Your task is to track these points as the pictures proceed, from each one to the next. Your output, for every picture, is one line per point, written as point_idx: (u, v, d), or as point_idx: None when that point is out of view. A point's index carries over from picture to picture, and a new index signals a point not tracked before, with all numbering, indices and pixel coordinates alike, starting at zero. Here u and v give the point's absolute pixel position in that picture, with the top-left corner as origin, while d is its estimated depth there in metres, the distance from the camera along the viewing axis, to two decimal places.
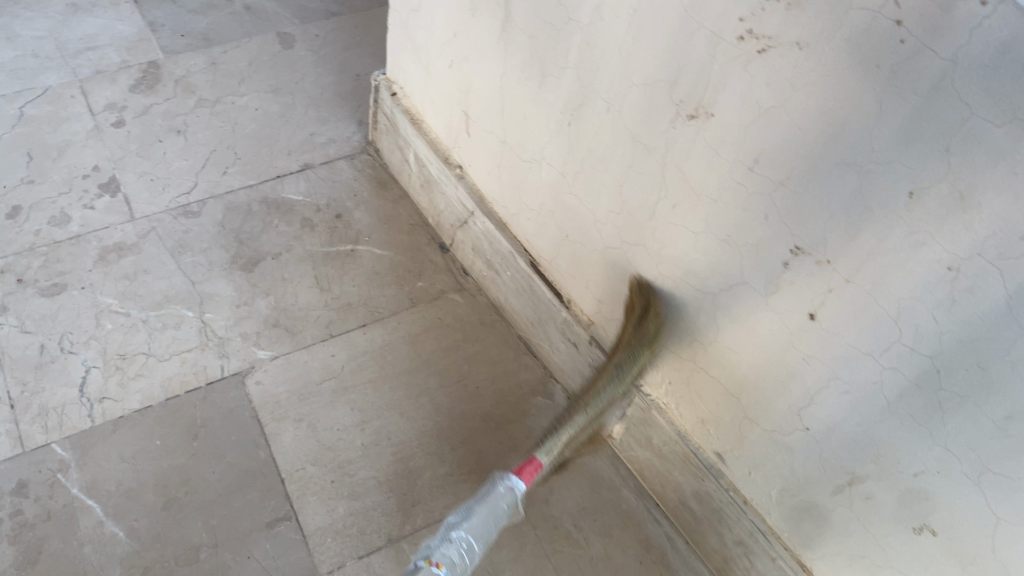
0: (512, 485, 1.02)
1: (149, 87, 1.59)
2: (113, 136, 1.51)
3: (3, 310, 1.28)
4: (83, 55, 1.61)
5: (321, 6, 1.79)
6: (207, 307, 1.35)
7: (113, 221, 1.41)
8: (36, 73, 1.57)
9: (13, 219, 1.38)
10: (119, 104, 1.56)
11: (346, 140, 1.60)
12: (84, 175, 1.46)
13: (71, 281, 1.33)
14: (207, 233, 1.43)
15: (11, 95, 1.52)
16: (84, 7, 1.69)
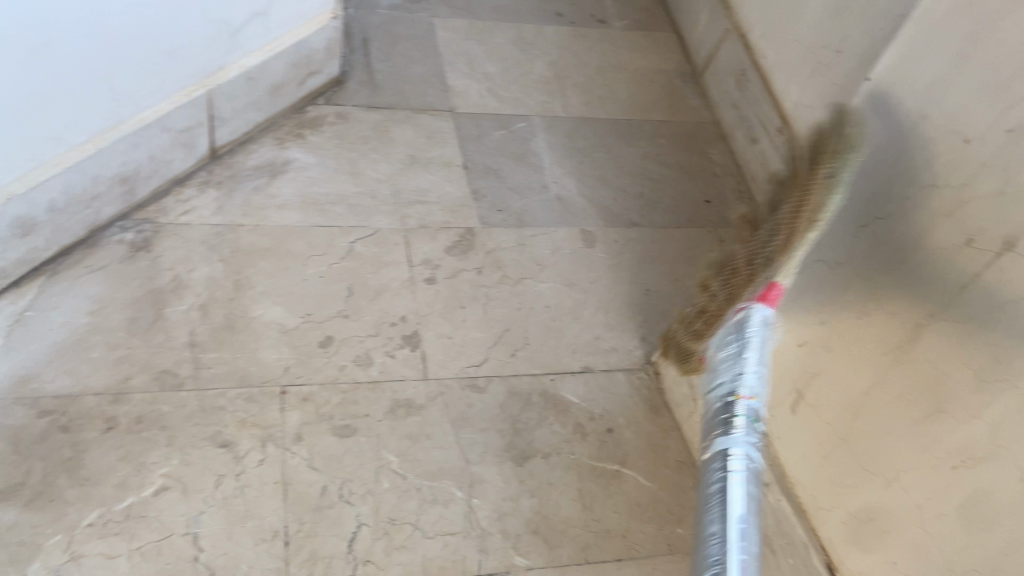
0: (763, 316, 1.07)
1: (462, 252, 1.65)
2: (424, 291, 1.56)
3: (298, 440, 1.30)
4: (412, 207, 1.69)
5: (625, 211, 1.86)
6: (476, 492, 1.34)
7: (409, 375, 1.44)
8: (370, 212, 1.65)
9: (325, 347, 1.42)
10: (433, 261, 1.62)
11: (628, 352, 1.62)
12: (393, 321, 1.50)
13: (361, 427, 1.35)
14: (488, 411, 1.45)
15: (345, 228, 1.60)
16: (420, 160, 1.78)
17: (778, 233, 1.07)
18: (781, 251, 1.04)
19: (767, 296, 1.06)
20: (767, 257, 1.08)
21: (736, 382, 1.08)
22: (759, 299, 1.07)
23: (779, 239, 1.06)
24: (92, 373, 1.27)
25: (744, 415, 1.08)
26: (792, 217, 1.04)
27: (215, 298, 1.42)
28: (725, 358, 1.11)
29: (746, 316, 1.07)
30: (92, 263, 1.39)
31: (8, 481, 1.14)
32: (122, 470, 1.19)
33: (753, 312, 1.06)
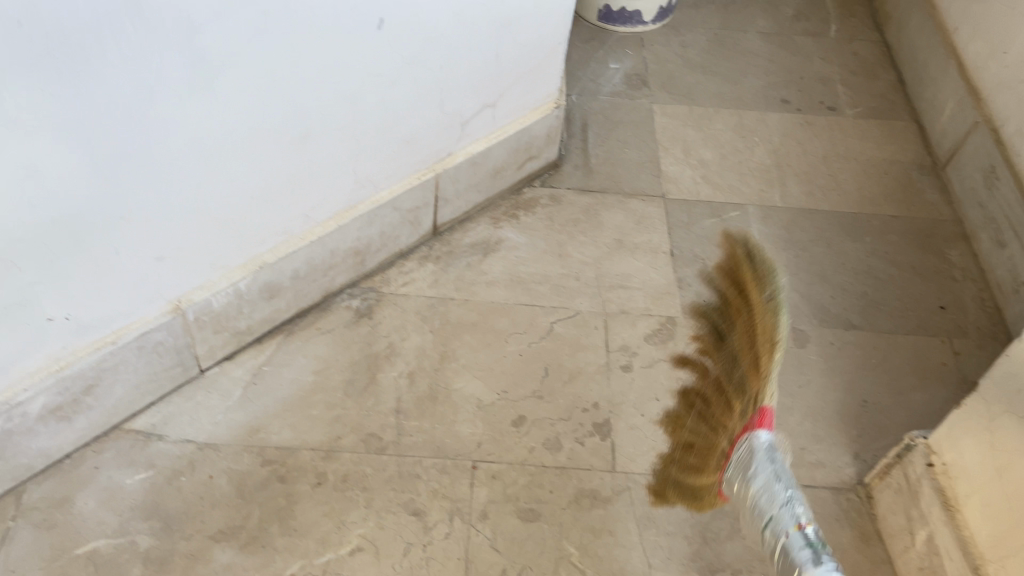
0: (756, 439, 1.04)
1: (663, 341, 1.61)
2: (620, 379, 1.54)
3: (483, 518, 1.33)
4: (615, 291, 1.69)
5: (844, 311, 1.73)
6: None
7: (596, 465, 1.42)
8: (574, 294, 1.67)
9: (517, 427, 1.45)
10: (632, 348, 1.60)
11: (837, 469, 1.48)
12: (585, 407, 1.49)
13: (545, 513, 1.35)
14: (677, 514, 1.38)
15: (548, 308, 1.64)
16: (627, 245, 1.79)
17: (741, 356, 1.15)
18: (756, 377, 1.10)
19: (761, 420, 1.05)
20: (743, 383, 1.14)
21: (795, 509, 0.99)
22: (755, 424, 1.05)
23: (748, 363, 1.12)
24: (310, 429, 1.39)
25: (816, 541, 0.98)
26: (746, 339, 1.14)
27: (422, 368, 1.51)
28: (763, 480, 1.02)
29: (747, 445, 1.05)
30: (321, 325, 1.54)
31: (228, 522, 1.27)
32: (325, 526, 1.29)
33: (762, 439, 1.04)
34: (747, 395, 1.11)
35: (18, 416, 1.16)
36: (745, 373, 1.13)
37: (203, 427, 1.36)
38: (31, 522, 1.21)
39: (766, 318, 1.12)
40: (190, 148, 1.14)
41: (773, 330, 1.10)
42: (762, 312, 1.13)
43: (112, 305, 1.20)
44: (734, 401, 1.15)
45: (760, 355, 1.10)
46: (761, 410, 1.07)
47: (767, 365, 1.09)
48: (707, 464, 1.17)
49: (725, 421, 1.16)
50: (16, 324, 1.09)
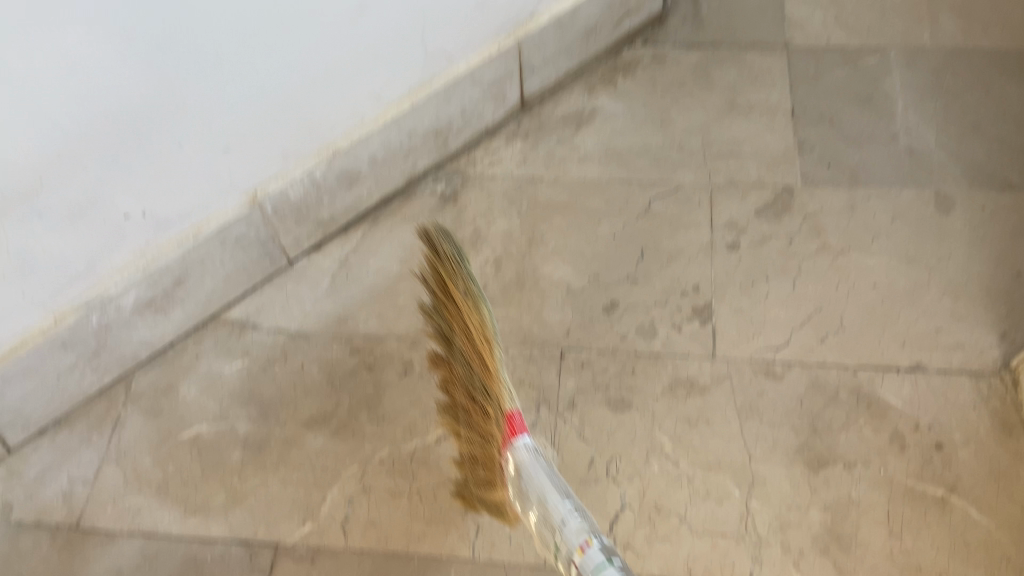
0: (523, 446, 1.02)
1: (776, 215, 1.44)
2: (724, 258, 1.40)
3: (571, 407, 1.27)
4: (723, 161, 1.52)
5: (1002, 170, 1.46)
6: (756, 493, 1.19)
7: (695, 352, 1.31)
8: (675, 166, 1.51)
9: (608, 313, 1.36)
10: (739, 224, 1.43)
11: (978, 352, 1.29)
12: (683, 291, 1.37)
13: (637, 403, 1.27)
14: (784, 403, 1.26)
15: (646, 183, 1.50)
16: (740, 107, 1.58)
17: (470, 363, 1.07)
18: (493, 383, 1.04)
19: (512, 427, 1.02)
20: (479, 383, 1.06)
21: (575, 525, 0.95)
22: (508, 436, 1.03)
23: (459, 341, 1.08)
24: (396, 319, 1.38)
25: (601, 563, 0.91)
26: (466, 346, 1.07)
27: (509, 253, 1.44)
28: (543, 500, 0.98)
29: (512, 454, 1.02)
30: (406, 212, 1.49)
31: (319, 409, 1.29)
32: (411, 415, 1.29)
33: (522, 451, 1.01)
34: (491, 400, 1.05)
35: (113, 310, 1.22)
36: (480, 380, 1.07)
37: (294, 317, 1.38)
38: (141, 408, 1.29)
39: (473, 318, 1.07)
40: (219, 29, 1.06)
41: (483, 329, 1.07)
42: (470, 309, 1.07)
43: (187, 200, 1.21)
44: (483, 406, 1.06)
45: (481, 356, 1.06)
46: (509, 417, 1.03)
47: (490, 359, 1.05)
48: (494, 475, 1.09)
49: (485, 432, 1.07)
50: (94, 222, 1.12)
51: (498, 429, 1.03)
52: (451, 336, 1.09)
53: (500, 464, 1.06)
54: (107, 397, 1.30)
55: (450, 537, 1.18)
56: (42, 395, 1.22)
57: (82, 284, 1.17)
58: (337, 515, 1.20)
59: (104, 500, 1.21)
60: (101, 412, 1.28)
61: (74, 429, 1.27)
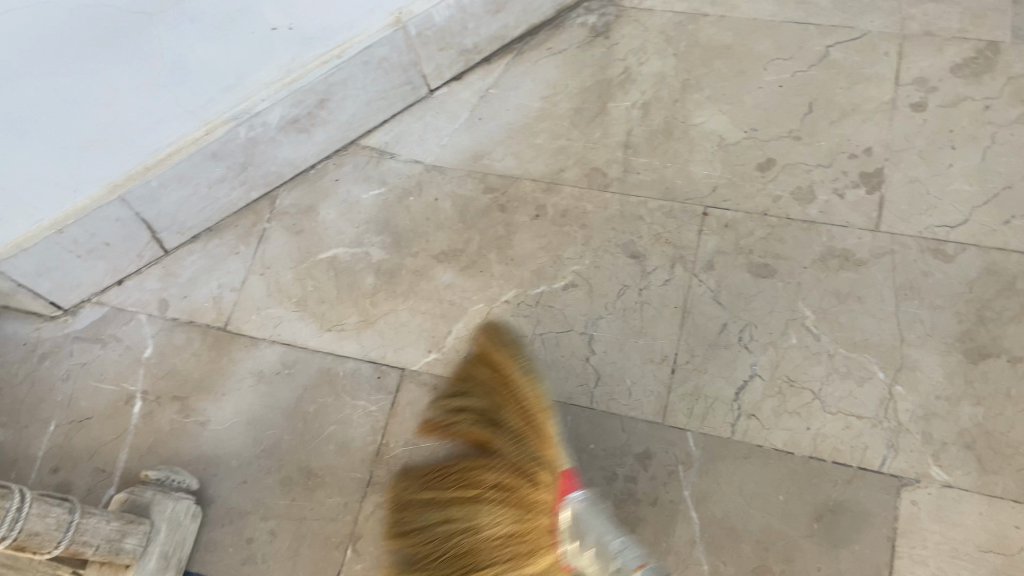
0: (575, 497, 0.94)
1: (976, 73, 1.24)
2: (905, 120, 1.23)
3: (709, 268, 1.20)
4: (922, 5, 1.30)
5: None
6: (902, 379, 1.10)
7: (855, 223, 1.19)
8: (863, 9, 1.32)
9: (762, 172, 1.25)
10: (930, 81, 1.25)
11: None
12: (852, 153, 1.23)
13: (782, 271, 1.18)
14: (949, 286, 1.14)
15: (824, 27, 1.32)
16: None
17: (496, 491, 0.99)
18: (514, 449, 1.00)
19: (566, 484, 0.94)
20: (462, 470, 1.04)
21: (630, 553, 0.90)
22: (561, 494, 0.94)
23: (454, 485, 1.03)
24: (534, 159, 1.33)
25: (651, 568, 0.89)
26: (520, 422, 1.01)
27: (659, 98, 1.33)
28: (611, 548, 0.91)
29: (567, 509, 0.93)
30: (553, 46, 1.40)
31: (450, 244, 1.29)
32: (540, 259, 1.26)
33: (574, 499, 0.94)
34: (546, 463, 0.97)
35: (259, 125, 1.23)
36: (490, 481, 1.00)
37: (430, 149, 1.36)
38: (284, 225, 1.34)
39: (511, 465, 0.99)
40: None
41: (542, 401, 1.01)
42: (522, 473, 0.98)
43: (332, 16, 1.17)
44: (490, 480, 1.00)
45: (537, 445, 0.98)
46: (564, 475, 0.95)
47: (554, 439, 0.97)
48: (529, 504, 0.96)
49: (495, 523, 0.98)
50: (243, 32, 1.11)
51: (548, 499, 0.95)
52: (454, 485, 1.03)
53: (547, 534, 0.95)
54: (253, 211, 1.35)
55: (570, 382, 1.17)
56: (194, 202, 1.28)
57: (231, 96, 1.18)
58: (460, 347, 1.22)
59: (249, 307, 1.28)
60: (247, 225, 1.34)
61: (223, 238, 1.34)
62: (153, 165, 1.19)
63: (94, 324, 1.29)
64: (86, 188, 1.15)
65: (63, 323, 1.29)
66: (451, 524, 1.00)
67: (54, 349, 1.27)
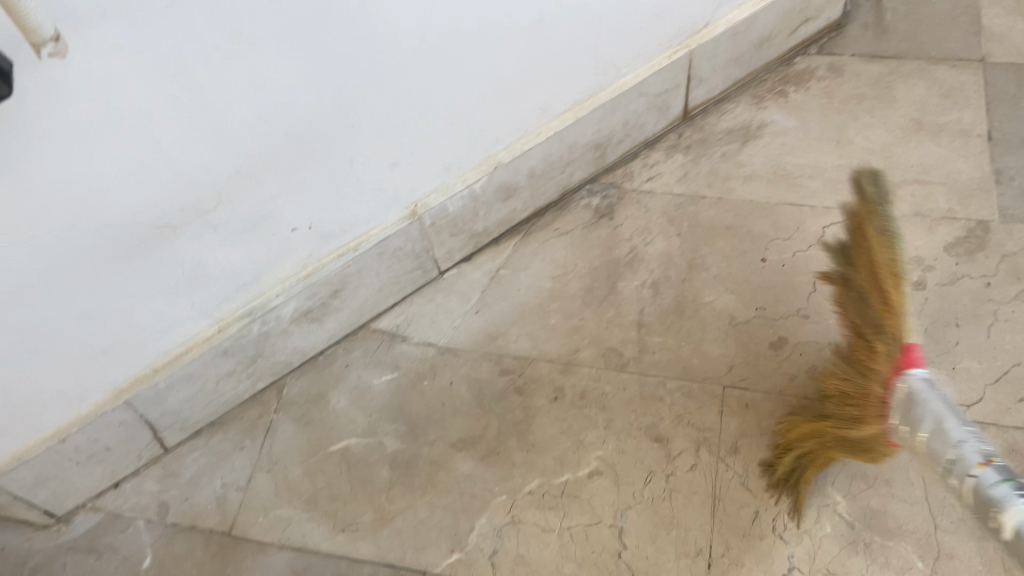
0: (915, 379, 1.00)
1: (968, 253, 1.30)
2: (908, 299, 1.28)
3: (734, 452, 1.19)
4: (908, 187, 1.38)
5: None
6: (942, 567, 1.08)
7: None
8: (854, 191, 1.39)
9: (776, 351, 1.26)
10: (926, 261, 1.30)
11: None
12: None
13: None
14: None
15: (819, 209, 1.38)
16: (929, 126, 1.44)
17: (867, 301, 1.08)
18: (901, 328, 1.04)
19: (909, 357, 1.02)
20: (878, 324, 1.07)
21: None
22: (903, 364, 1.02)
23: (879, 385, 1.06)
24: (548, 340, 1.33)
25: None
26: (866, 274, 1.07)
27: (667, 277, 1.36)
28: None
29: (904, 388, 1.01)
30: (559, 227, 1.44)
31: (468, 431, 1.26)
32: (562, 445, 1.23)
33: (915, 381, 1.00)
34: (884, 331, 1.06)
35: (273, 319, 1.22)
36: (875, 311, 1.07)
37: (442, 331, 1.36)
38: (293, 415, 1.30)
39: (884, 252, 1.05)
40: (401, 42, 1.01)
41: (890, 263, 1.04)
42: (884, 245, 1.05)
43: (351, 213, 1.18)
44: (876, 345, 1.07)
45: (886, 290, 1.06)
46: (906, 348, 1.03)
47: (904, 319, 1.03)
48: (866, 413, 1.08)
49: (870, 367, 1.07)
50: (263, 235, 1.10)
51: (893, 358, 1.04)
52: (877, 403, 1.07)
53: (878, 369, 1.06)
54: (259, 401, 1.31)
55: None
56: (201, 398, 1.23)
57: (246, 293, 1.17)
58: (485, 546, 1.16)
59: (257, 508, 1.22)
60: (253, 417, 1.30)
61: (228, 433, 1.29)
62: (162, 367, 1.15)
63: (87, 534, 1.20)
64: (92, 394, 1.11)
65: (54, 533, 1.21)
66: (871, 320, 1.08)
67: (42, 564, 1.18)
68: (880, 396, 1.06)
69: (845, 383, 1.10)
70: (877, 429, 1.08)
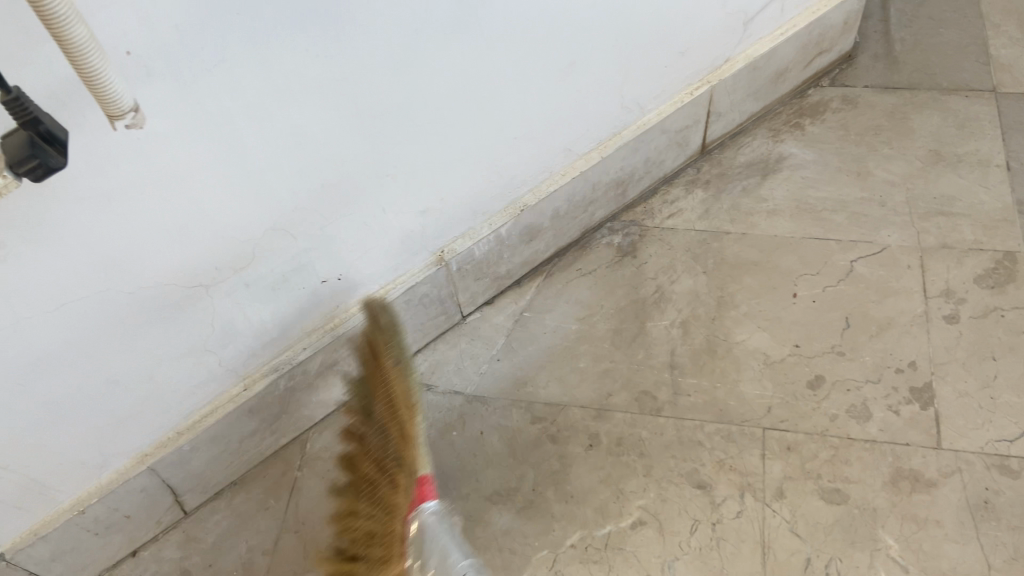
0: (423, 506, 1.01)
1: (999, 284, 1.30)
2: (942, 333, 1.27)
3: (780, 496, 1.16)
4: (932, 219, 1.38)
5: None
6: None
7: (916, 441, 1.18)
8: (878, 224, 1.38)
9: (814, 390, 1.24)
10: (957, 293, 1.30)
11: None
12: (898, 368, 1.25)
13: (855, 495, 1.15)
14: None
15: (846, 243, 1.37)
16: (948, 157, 1.44)
17: (388, 436, 1.08)
18: (415, 453, 1.05)
19: (423, 490, 1.01)
20: (393, 459, 1.06)
21: None
22: (417, 499, 1.02)
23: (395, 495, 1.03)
24: (580, 384, 1.29)
25: None
26: (386, 410, 1.08)
27: (697, 316, 1.34)
28: None
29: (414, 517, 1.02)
30: (582, 266, 1.42)
31: (503, 483, 1.21)
32: (602, 495, 1.19)
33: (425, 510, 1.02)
34: (405, 468, 1.06)
35: (299, 374, 1.17)
36: (394, 445, 1.07)
37: (469, 379, 1.32)
38: (317, 472, 1.25)
39: (406, 395, 1.05)
40: (438, 90, 0.98)
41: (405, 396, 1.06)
42: (403, 378, 1.06)
43: (380, 262, 1.14)
44: (394, 475, 1.06)
45: (398, 411, 1.08)
46: (420, 480, 1.02)
47: (417, 439, 1.05)
48: (390, 551, 1.00)
49: (391, 505, 1.04)
50: (293, 288, 1.06)
51: (408, 493, 1.03)
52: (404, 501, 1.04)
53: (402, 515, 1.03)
54: (281, 458, 1.26)
55: None
56: (223, 459, 1.18)
57: (273, 348, 1.12)
58: None
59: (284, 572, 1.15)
60: (277, 475, 1.25)
61: (250, 493, 1.23)
62: (187, 429, 1.10)
63: None
64: (114, 461, 1.05)
65: None
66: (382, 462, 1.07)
67: None
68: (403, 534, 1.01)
69: (381, 505, 1.05)
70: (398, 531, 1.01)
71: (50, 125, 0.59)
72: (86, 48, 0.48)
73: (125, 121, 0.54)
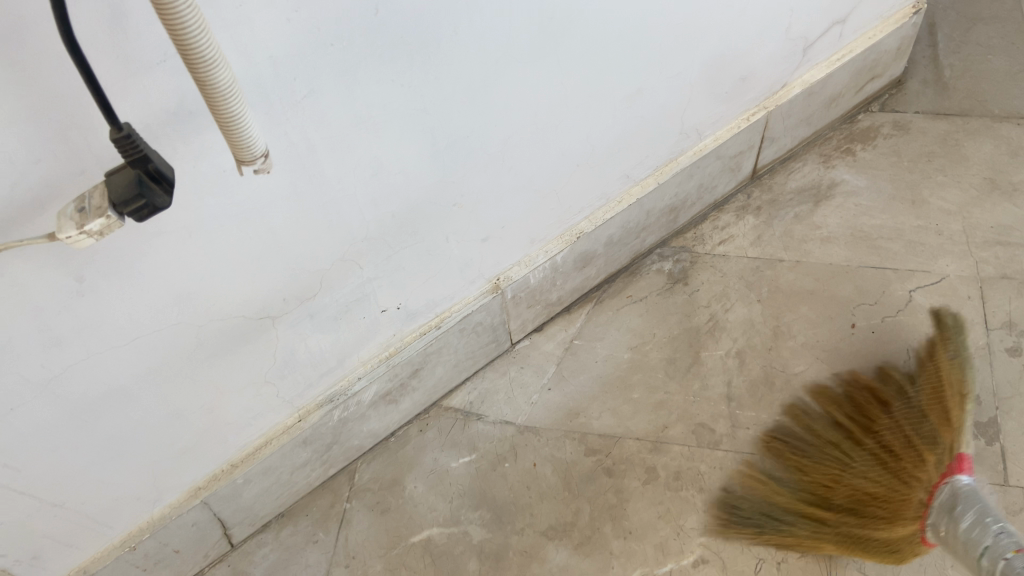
0: (954, 486, 0.99)
1: None
2: (1005, 367, 1.24)
3: None
4: (990, 249, 1.35)
5: None
6: None
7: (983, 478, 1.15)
8: (935, 253, 1.36)
9: None
10: (1018, 325, 1.27)
11: None
12: None
13: None
14: None
15: (903, 272, 1.35)
16: (1003, 185, 1.42)
17: (909, 434, 1.05)
18: (947, 434, 1.03)
19: (960, 464, 1.01)
20: (876, 450, 1.07)
21: None
22: (955, 470, 1.00)
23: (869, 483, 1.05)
24: (634, 415, 1.26)
25: None
26: (928, 397, 1.08)
27: (752, 346, 1.31)
28: None
29: (946, 489, 0.99)
30: (633, 293, 1.39)
31: (558, 518, 1.18)
32: (662, 531, 1.15)
33: (954, 482, 0.99)
34: (936, 442, 1.02)
35: (353, 405, 1.14)
36: (925, 427, 1.04)
37: (520, 408, 1.29)
38: (366, 504, 1.21)
39: (949, 376, 1.10)
40: (512, 119, 0.96)
41: (957, 385, 1.09)
42: (949, 369, 1.11)
43: (439, 291, 1.12)
44: (924, 453, 1.02)
45: (944, 421, 1.03)
46: (961, 458, 1.01)
47: (961, 423, 1.04)
48: (900, 514, 1.02)
49: (915, 476, 1.02)
50: (355, 318, 1.03)
51: (935, 468, 1.00)
52: (875, 468, 1.06)
53: (924, 483, 1.01)
54: (330, 489, 1.23)
55: None
56: (273, 491, 1.14)
57: (329, 379, 1.09)
58: None
59: None
60: (325, 507, 1.22)
61: (299, 525, 1.20)
62: (240, 461, 1.07)
63: None
64: (167, 495, 1.02)
65: None
66: (868, 454, 1.08)
67: None
68: (922, 502, 1.00)
69: (866, 474, 1.06)
70: (908, 529, 1.02)
71: (159, 164, 0.56)
72: (230, 93, 0.46)
73: (255, 167, 0.52)
